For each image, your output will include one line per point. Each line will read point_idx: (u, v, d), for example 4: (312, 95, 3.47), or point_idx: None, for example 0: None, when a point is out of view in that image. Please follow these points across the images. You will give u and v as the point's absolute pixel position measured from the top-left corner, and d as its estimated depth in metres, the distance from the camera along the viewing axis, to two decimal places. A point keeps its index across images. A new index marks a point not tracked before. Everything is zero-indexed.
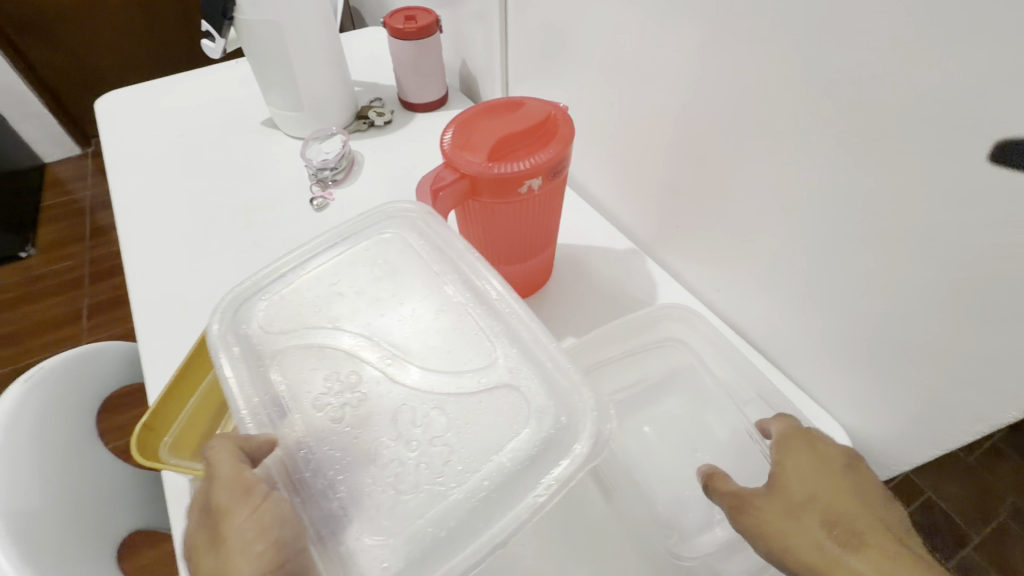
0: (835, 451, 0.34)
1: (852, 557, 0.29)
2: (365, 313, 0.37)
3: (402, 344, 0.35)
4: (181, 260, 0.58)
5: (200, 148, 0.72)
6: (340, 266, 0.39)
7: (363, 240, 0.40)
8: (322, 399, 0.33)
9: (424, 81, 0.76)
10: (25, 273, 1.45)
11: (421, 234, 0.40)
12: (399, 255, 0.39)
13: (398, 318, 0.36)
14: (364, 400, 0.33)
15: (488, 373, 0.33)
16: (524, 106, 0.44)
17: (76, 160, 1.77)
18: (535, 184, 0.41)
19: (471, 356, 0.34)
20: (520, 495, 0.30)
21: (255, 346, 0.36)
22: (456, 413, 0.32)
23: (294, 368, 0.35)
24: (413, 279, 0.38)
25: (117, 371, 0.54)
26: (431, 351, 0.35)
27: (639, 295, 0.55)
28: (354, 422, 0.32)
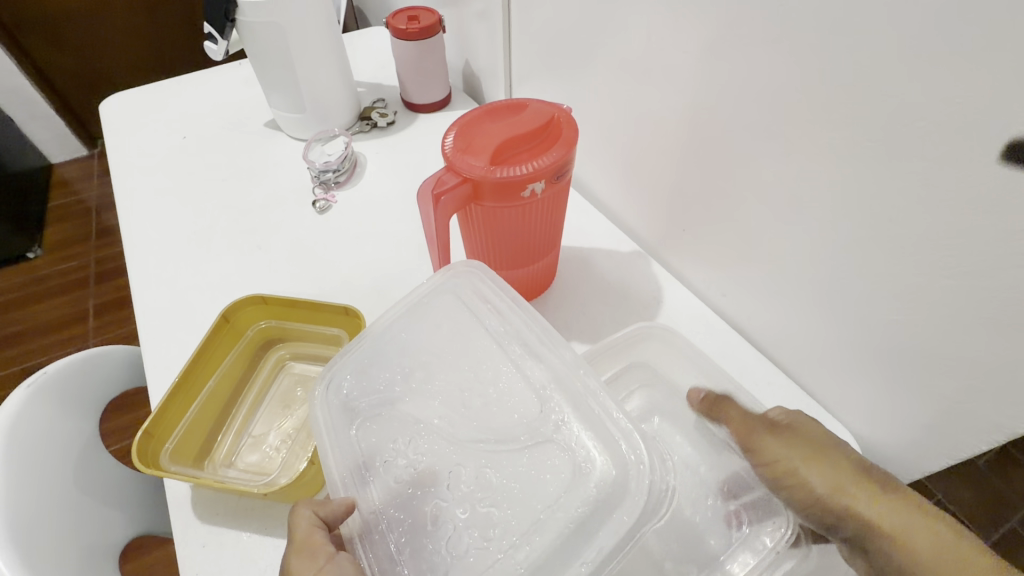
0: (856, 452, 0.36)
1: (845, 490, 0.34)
2: (433, 374, 0.37)
3: (465, 403, 0.35)
4: (184, 264, 0.58)
5: (204, 150, 0.72)
6: (410, 323, 0.39)
7: (428, 294, 0.40)
8: (393, 460, 0.34)
9: (427, 82, 0.75)
10: (32, 273, 1.46)
11: (479, 290, 0.39)
12: (461, 309, 0.39)
13: (462, 376, 0.37)
14: (430, 464, 0.33)
15: (543, 433, 0.33)
16: (527, 109, 0.43)
17: (83, 160, 1.78)
18: (538, 188, 0.41)
19: (532, 415, 0.33)
20: (567, 563, 0.28)
21: (342, 413, 0.36)
22: (510, 474, 0.32)
23: (378, 432, 0.35)
24: (472, 335, 0.38)
25: (122, 375, 0.55)
26: (493, 410, 0.34)
27: (645, 299, 0.54)
28: (420, 484, 0.33)
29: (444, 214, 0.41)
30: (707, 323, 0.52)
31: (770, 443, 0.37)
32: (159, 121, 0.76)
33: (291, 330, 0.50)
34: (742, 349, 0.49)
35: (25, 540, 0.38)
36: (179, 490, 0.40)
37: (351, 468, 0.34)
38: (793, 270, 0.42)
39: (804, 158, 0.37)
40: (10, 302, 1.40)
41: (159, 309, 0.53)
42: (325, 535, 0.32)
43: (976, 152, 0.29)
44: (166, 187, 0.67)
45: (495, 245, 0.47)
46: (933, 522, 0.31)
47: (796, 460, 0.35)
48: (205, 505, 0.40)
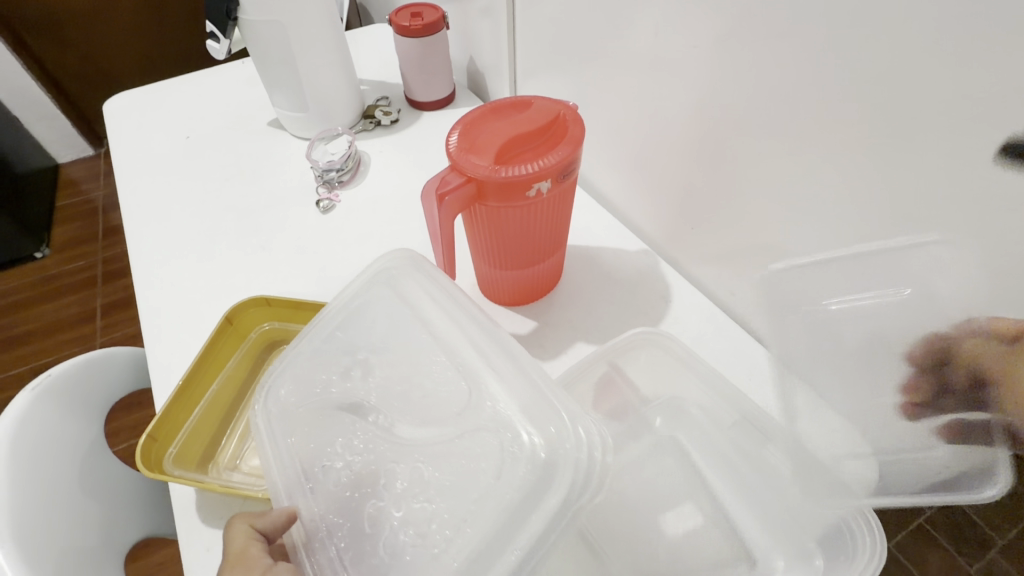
0: None
1: None
2: (373, 372, 0.37)
3: (401, 398, 0.35)
4: (187, 265, 0.57)
5: (207, 150, 0.72)
6: (344, 327, 0.39)
7: (357, 294, 0.40)
8: (332, 463, 0.33)
9: (431, 79, 0.74)
10: (40, 273, 1.47)
11: (412, 284, 0.39)
12: (396, 305, 0.39)
13: (398, 371, 0.36)
14: (367, 463, 0.33)
15: (475, 423, 0.32)
16: (532, 107, 0.43)
17: (91, 160, 1.79)
18: (544, 187, 0.40)
19: (464, 407, 0.33)
20: (499, 554, 0.27)
21: (279, 418, 0.36)
22: (445, 468, 0.31)
23: (316, 437, 0.35)
24: (405, 331, 0.38)
25: (127, 376, 0.55)
26: (427, 404, 0.34)
27: (652, 298, 0.53)
28: (358, 485, 0.32)
29: (448, 214, 0.41)
30: (716, 322, 0.51)
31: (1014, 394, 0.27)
32: (162, 122, 0.76)
33: (294, 331, 0.49)
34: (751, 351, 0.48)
35: (29, 543, 0.38)
36: (183, 493, 0.40)
37: (290, 476, 0.34)
38: (806, 269, 0.41)
39: (818, 154, 0.36)
40: (18, 301, 1.41)
41: (163, 310, 0.53)
42: (264, 547, 0.32)
43: (998, 148, 0.27)
44: (169, 187, 0.67)
45: (498, 245, 0.46)
46: None
47: None
48: (209, 508, 0.39)
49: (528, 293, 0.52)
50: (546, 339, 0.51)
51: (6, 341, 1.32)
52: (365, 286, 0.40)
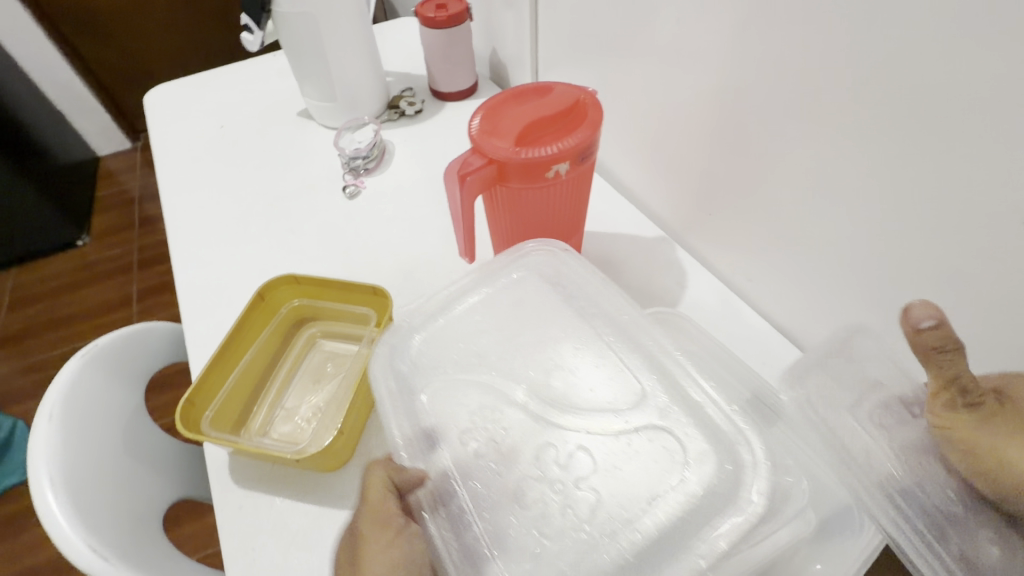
0: None
1: None
2: (515, 354, 0.39)
3: (546, 387, 0.37)
4: (221, 246, 0.60)
5: (240, 139, 0.75)
6: (485, 309, 0.42)
7: (504, 279, 0.43)
8: (470, 433, 0.35)
9: (454, 70, 0.76)
10: (81, 260, 1.54)
11: (557, 278, 0.43)
12: (552, 295, 0.42)
13: (537, 357, 0.39)
14: (520, 440, 0.35)
15: (642, 417, 0.35)
16: (551, 93, 0.44)
17: (127, 152, 1.86)
18: (562, 168, 0.41)
19: (627, 400, 0.36)
20: (677, 547, 0.30)
21: (416, 382, 0.38)
22: (612, 456, 0.34)
23: (445, 404, 0.37)
24: (558, 325, 0.41)
25: (165, 349, 0.58)
26: (586, 392, 0.37)
27: (668, 284, 0.54)
28: (501, 459, 0.34)
29: (470, 194, 0.42)
30: (732, 308, 0.51)
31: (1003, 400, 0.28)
32: (198, 112, 0.79)
33: (325, 309, 0.50)
34: (766, 336, 0.49)
35: (80, 496, 0.41)
36: (217, 455, 0.43)
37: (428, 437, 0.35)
38: (821, 253, 0.41)
39: (834, 138, 0.36)
40: (62, 286, 1.48)
41: (197, 289, 0.56)
42: (395, 501, 0.33)
43: (1021, 124, 0.27)
44: (204, 174, 0.70)
45: (520, 227, 0.47)
46: None
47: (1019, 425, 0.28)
48: (241, 473, 0.42)
49: None
50: None
51: (49, 323, 1.39)
52: (507, 278, 0.43)
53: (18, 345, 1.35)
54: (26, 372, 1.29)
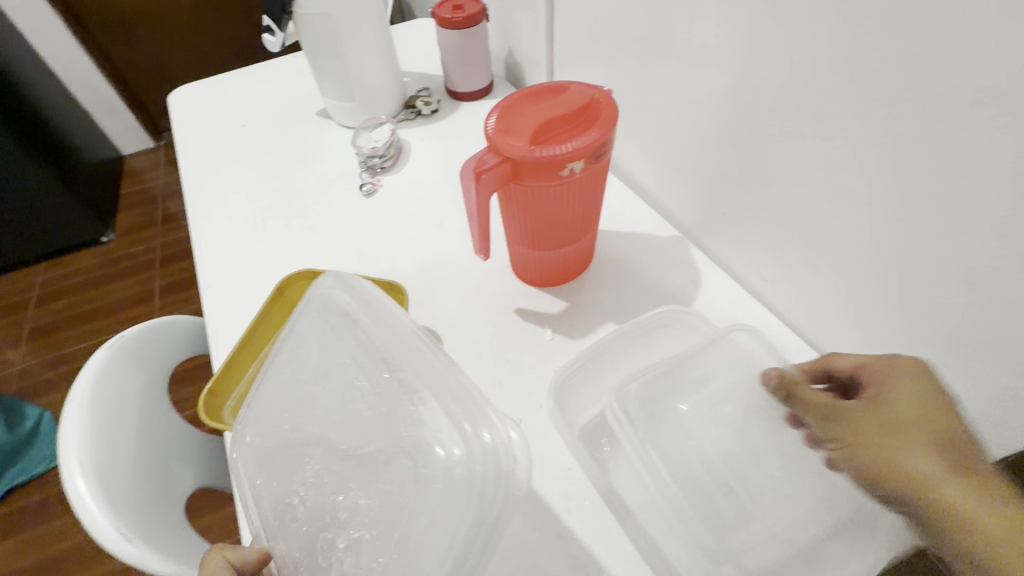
0: (912, 412, 0.32)
1: (955, 476, 0.29)
2: (304, 394, 0.39)
3: (337, 429, 0.36)
4: (242, 242, 0.62)
5: (261, 138, 0.76)
6: (302, 343, 0.41)
7: (302, 316, 0.42)
8: (293, 494, 0.35)
9: (470, 70, 0.77)
10: (105, 256, 1.59)
11: (330, 313, 0.42)
12: (341, 333, 0.41)
13: (334, 402, 0.38)
14: (316, 498, 0.34)
15: (406, 447, 0.34)
16: (566, 92, 0.45)
17: (150, 152, 1.91)
18: (577, 167, 0.42)
19: (396, 427, 0.35)
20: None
21: (246, 456, 0.37)
22: (378, 494, 0.32)
23: (278, 474, 0.36)
24: (337, 360, 0.39)
25: (186, 342, 0.59)
26: (364, 424, 0.36)
27: (682, 282, 0.54)
28: (312, 520, 0.33)
29: (485, 192, 0.42)
30: (746, 307, 0.51)
31: (852, 416, 0.33)
32: (219, 113, 0.81)
33: None
34: (781, 335, 0.48)
35: (106, 482, 0.42)
36: (237, 444, 0.44)
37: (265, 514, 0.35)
38: (837, 252, 0.41)
39: (850, 134, 0.36)
40: (88, 281, 1.53)
41: (219, 283, 0.57)
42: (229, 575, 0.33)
43: None
44: (225, 172, 0.71)
45: (535, 224, 0.48)
46: (954, 477, 0.29)
47: (873, 434, 0.32)
48: None
49: (558, 274, 0.54)
50: (575, 319, 0.52)
51: (76, 317, 1.44)
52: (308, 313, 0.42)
53: (46, 338, 1.39)
54: (54, 364, 1.33)
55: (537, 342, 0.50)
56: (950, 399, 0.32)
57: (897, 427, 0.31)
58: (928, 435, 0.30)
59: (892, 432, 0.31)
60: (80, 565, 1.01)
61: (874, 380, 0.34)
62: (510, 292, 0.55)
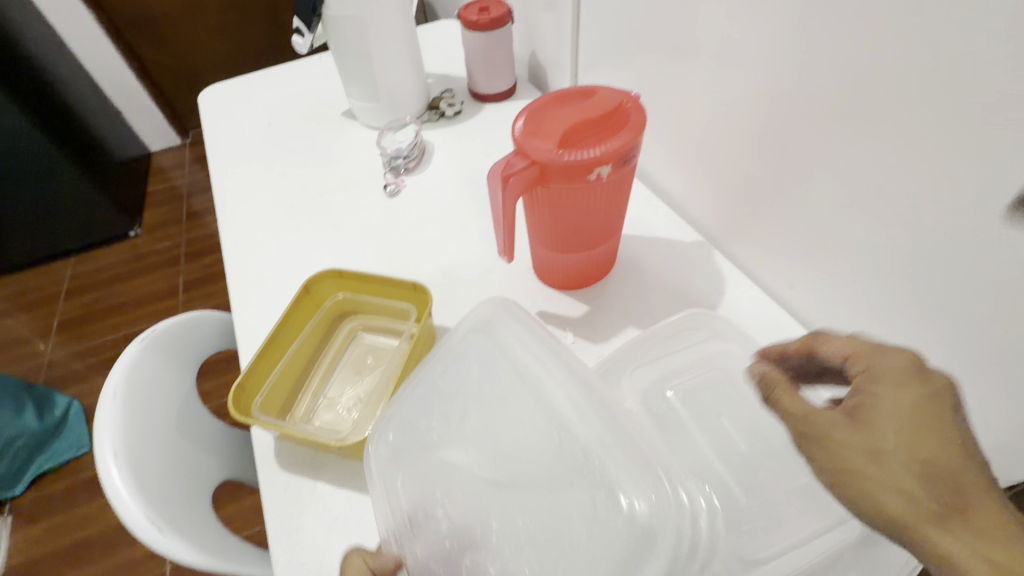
0: (928, 437, 0.28)
1: (947, 518, 0.26)
2: (469, 415, 0.40)
3: (495, 450, 0.38)
4: (269, 240, 0.63)
5: (288, 138, 0.78)
6: (459, 361, 0.43)
7: (459, 334, 0.44)
8: (433, 512, 0.37)
9: (494, 72, 0.77)
10: (132, 251, 1.63)
11: (511, 334, 0.42)
12: (498, 354, 0.42)
13: (493, 424, 0.39)
14: (464, 516, 0.36)
15: (572, 475, 0.35)
16: (594, 96, 0.44)
17: (176, 149, 1.95)
18: (604, 171, 0.42)
19: (564, 459, 0.36)
20: None
21: (388, 457, 0.41)
22: (536, 521, 0.35)
23: (417, 486, 0.39)
24: (509, 383, 0.41)
25: (214, 337, 0.60)
26: (530, 450, 0.37)
27: (706, 287, 0.54)
28: (457, 538, 0.36)
29: (511, 195, 0.43)
30: (771, 314, 0.51)
31: (836, 438, 0.30)
32: (247, 112, 0.83)
33: (365, 303, 0.52)
34: None
35: (139, 472, 0.43)
36: (264, 439, 0.45)
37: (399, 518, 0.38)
38: (867, 262, 0.40)
39: (886, 142, 0.35)
40: (116, 275, 1.57)
41: (246, 280, 0.59)
42: None
43: None
44: (253, 171, 0.73)
45: (559, 227, 0.48)
46: (934, 506, 0.27)
47: (857, 459, 0.29)
48: (285, 456, 0.44)
49: (580, 278, 0.54)
50: (597, 323, 0.52)
51: (104, 310, 1.47)
52: (466, 330, 0.44)
53: (76, 329, 1.44)
54: (83, 355, 1.37)
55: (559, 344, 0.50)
56: (943, 410, 0.29)
57: (879, 452, 0.29)
58: (913, 458, 0.28)
59: (878, 457, 0.29)
60: (107, 551, 1.04)
61: (867, 381, 0.32)
62: (532, 294, 0.55)
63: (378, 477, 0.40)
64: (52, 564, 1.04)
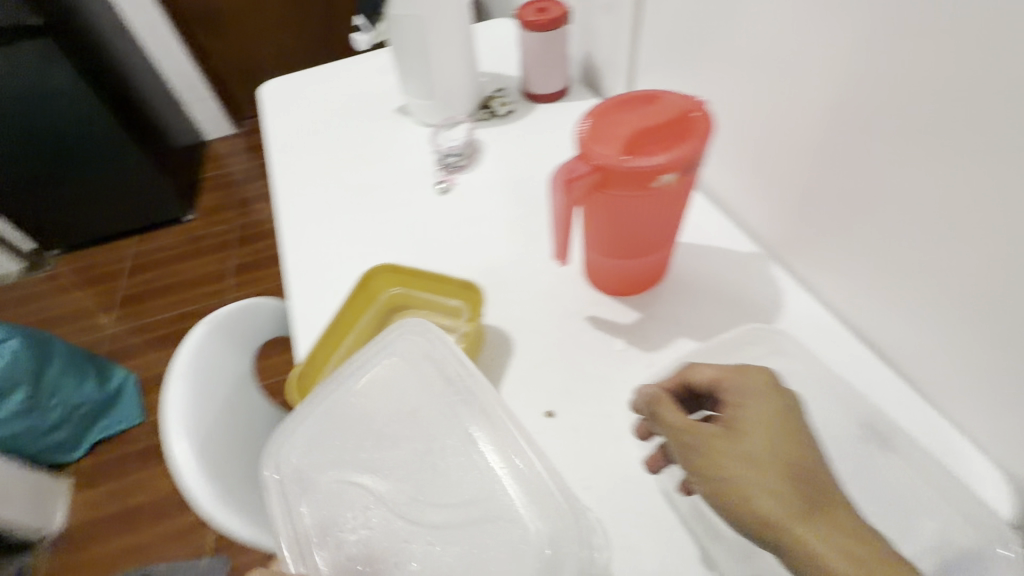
0: (797, 450, 0.34)
1: (817, 518, 0.32)
2: (393, 439, 0.44)
3: (416, 479, 0.42)
4: (323, 232, 0.65)
5: (343, 132, 0.79)
6: (384, 385, 0.46)
7: (382, 359, 0.47)
8: (345, 534, 0.40)
9: (548, 72, 0.77)
10: (187, 234, 1.71)
11: (432, 363, 0.47)
12: (425, 382, 0.46)
13: (414, 448, 0.43)
14: (378, 539, 0.39)
15: (490, 511, 0.40)
16: (659, 102, 0.44)
17: (231, 138, 2.03)
18: (668, 179, 0.41)
19: (478, 495, 0.40)
20: None
21: (295, 482, 0.43)
22: (452, 549, 0.38)
23: (329, 508, 0.41)
24: (432, 411, 0.45)
25: (270, 322, 0.63)
26: (448, 481, 0.41)
27: (761, 301, 0.52)
28: (370, 561, 0.39)
29: (571, 199, 0.43)
30: (830, 332, 0.49)
31: (732, 456, 0.33)
32: (305, 106, 0.85)
33: (417, 301, 0.53)
34: (867, 365, 0.46)
35: (201, 450, 0.46)
36: None
37: (306, 542, 0.40)
38: (938, 286, 0.38)
39: (971, 161, 0.33)
40: (171, 256, 1.65)
41: (302, 270, 0.61)
42: None
43: None
44: (310, 164, 0.75)
45: (615, 234, 0.47)
46: (807, 504, 0.32)
47: (749, 475, 0.33)
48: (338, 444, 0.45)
49: (631, 284, 0.53)
50: (648, 332, 0.51)
51: (160, 290, 1.55)
52: (384, 355, 0.47)
53: (133, 307, 1.52)
54: (139, 331, 1.45)
55: (607, 350, 0.50)
56: (798, 427, 0.35)
57: (755, 459, 0.33)
58: (791, 469, 0.33)
59: (766, 468, 0.33)
60: (155, 518, 1.10)
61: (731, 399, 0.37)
62: (582, 299, 0.55)
63: (284, 504, 0.42)
64: (107, 526, 1.11)
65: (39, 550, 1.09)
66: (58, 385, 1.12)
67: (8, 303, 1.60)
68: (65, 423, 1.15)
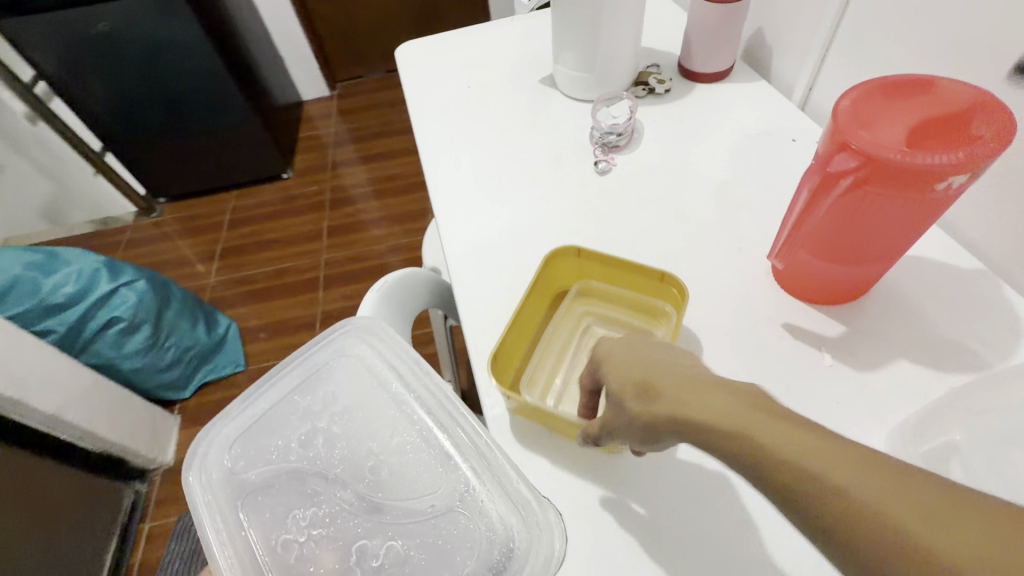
0: (647, 369, 0.33)
1: (691, 413, 0.28)
2: (336, 431, 0.44)
3: (371, 472, 0.42)
4: (479, 205, 0.62)
5: (487, 101, 0.76)
6: (318, 380, 0.46)
7: (321, 352, 0.47)
8: (295, 537, 0.40)
9: (719, 49, 0.70)
10: (284, 192, 1.75)
11: (371, 353, 0.48)
12: (367, 373, 0.47)
13: (362, 438, 0.44)
14: (332, 536, 0.40)
15: (453, 507, 0.40)
16: (933, 90, 0.37)
17: (325, 100, 2.05)
18: (956, 182, 0.35)
19: (434, 492, 0.41)
20: None
21: (224, 486, 0.42)
22: (416, 545, 0.39)
23: (271, 507, 0.41)
24: (374, 403, 0.45)
25: (424, 293, 0.62)
26: (402, 474, 0.42)
27: (995, 327, 0.46)
28: (323, 558, 0.39)
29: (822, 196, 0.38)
30: None
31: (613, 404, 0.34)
32: (445, 70, 0.82)
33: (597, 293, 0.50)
34: None
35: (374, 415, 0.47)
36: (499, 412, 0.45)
37: (243, 554, 0.39)
38: None
39: None
40: (268, 212, 1.70)
41: (460, 243, 0.59)
42: None
43: None
44: (456, 133, 0.72)
45: (845, 239, 0.42)
46: (678, 403, 0.29)
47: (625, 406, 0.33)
48: (522, 428, 0.45)
49: (836, 292, 0.48)
50: (857, 347, 0.46)
51: (259, 244, 1.61)
52: (320, 348, 0.47)
53: (233, 259, 1.58)
54: (238, 283, 1.51)
55: (812, 364, 0.46)
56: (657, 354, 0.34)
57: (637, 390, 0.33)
58: (653, 378, 0.32)
59: (633, 399, 0.32)
60: None
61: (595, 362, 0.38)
62: (774, 301, 0.50)
63: (216, 514, 0.40)
64: None
65: (154, 478, 1.16)
66: (173, 328, 1.17)
67: (121, 244, 1.70)
68: (178, 363, 1.21)
